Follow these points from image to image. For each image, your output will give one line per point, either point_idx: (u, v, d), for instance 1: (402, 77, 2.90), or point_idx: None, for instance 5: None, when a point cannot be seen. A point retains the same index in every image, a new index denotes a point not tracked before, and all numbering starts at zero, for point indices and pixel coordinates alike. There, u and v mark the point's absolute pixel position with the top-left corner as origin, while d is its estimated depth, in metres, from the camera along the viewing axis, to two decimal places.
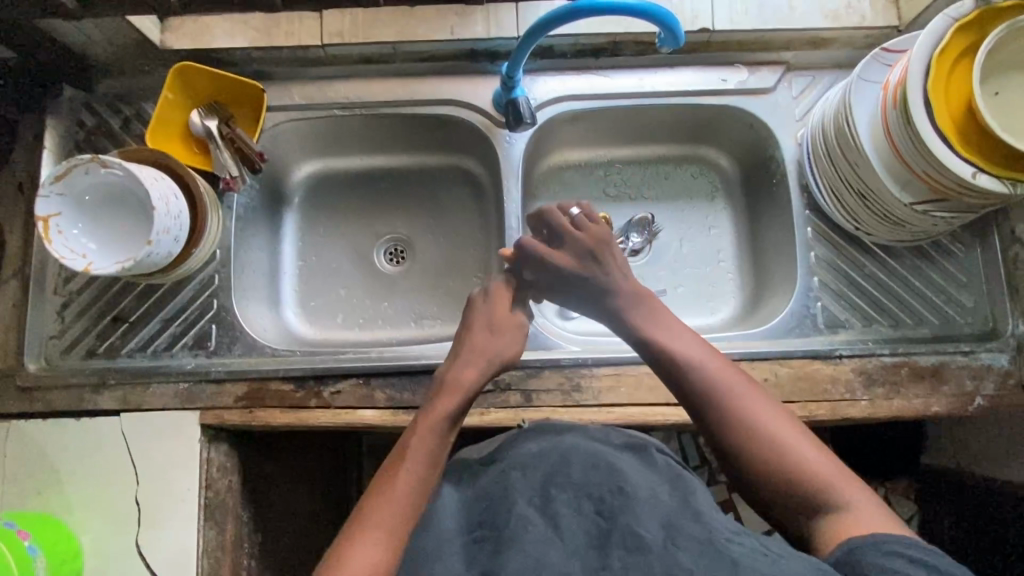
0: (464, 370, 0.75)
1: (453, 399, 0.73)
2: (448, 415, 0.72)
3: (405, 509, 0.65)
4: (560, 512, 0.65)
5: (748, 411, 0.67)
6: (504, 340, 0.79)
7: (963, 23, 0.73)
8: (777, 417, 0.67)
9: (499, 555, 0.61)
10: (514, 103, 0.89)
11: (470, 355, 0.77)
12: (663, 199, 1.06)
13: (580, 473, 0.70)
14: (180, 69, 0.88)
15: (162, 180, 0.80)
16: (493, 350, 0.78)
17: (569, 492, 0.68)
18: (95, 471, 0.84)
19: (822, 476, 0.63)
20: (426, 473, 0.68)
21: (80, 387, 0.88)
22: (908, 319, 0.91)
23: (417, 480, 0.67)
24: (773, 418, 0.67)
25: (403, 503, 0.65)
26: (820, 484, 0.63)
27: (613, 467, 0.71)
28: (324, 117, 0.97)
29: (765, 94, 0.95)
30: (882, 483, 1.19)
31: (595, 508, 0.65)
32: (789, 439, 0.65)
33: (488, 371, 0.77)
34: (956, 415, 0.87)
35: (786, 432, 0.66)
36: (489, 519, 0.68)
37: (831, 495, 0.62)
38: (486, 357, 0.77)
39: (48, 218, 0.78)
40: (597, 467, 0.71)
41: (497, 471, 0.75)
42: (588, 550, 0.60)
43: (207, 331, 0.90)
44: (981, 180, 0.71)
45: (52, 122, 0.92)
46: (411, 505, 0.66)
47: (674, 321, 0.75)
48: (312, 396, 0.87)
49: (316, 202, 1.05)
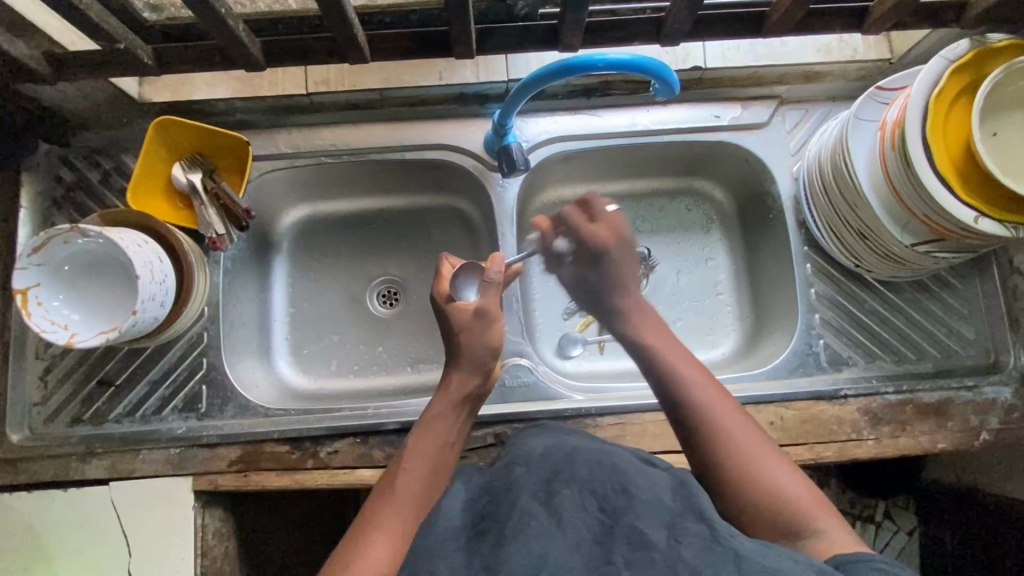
0: (455, 373, 0.74)
1: (446, 404, 0.73)
2: (444, 412, 0.73)
3: (414, 506, 0.64)
4: (565, 507, 0.56)
5: (723, 425, 0.66)
6: (489, 326, 0.76)
7: (959, 64, 0.72)
8: (748, 434, 0.65)
9: (499, 549, 0.53)
10: (506, 149, 0.87)
11: (467, 359, 0.75)
12: (658, 232, 1.04)
13: (586, 470, 0.61)
14: (160, 124, 0.84)
15: (146, 245, 0.77)
16: (486, 346, 0.75)
17: (574, 489, 0.59)
18: (83, 542, 0.80)
19: (797, 502, 0.60)
20: (429, 477, 0.67)
21: (68, 457, 0.85)
22: (910, 354, 0.90)
23: (421, 484, 0.66)
24: (750, 442, 0.65)
25: (412, 502, 0.64)
26: (789, 506, 0.60)
27: (617, 463, 0.62)
28: (311, 165, 0.94)
29: (758, 129, 0.94)
30: (884, 497, 1.17)
31: (599, 505, 0.57)
32: (763, 459, 0.63)
33: (484, 369, 0.76)
34: (962, 450, 0.87)
35: (758, 452, 0.64)
36: (494, 509, 0.59)
37: (800, 518, 0.59)
38: (479, 355, 0.75)
39: (27, 290, 0.75)
40: (602, 464, 0.62)
41: (501, 466, 0.66)
42: (591, 546, 0.53)
43: (197, 392, 0.88)
44: (983, 224, 0.70)
45: (28, 180, 0.89)
46: (420, 506, 0.65)
47: (668, 336, 0.76)
48: (309, 457, 0.85)
49: (306, 248, 1.02)
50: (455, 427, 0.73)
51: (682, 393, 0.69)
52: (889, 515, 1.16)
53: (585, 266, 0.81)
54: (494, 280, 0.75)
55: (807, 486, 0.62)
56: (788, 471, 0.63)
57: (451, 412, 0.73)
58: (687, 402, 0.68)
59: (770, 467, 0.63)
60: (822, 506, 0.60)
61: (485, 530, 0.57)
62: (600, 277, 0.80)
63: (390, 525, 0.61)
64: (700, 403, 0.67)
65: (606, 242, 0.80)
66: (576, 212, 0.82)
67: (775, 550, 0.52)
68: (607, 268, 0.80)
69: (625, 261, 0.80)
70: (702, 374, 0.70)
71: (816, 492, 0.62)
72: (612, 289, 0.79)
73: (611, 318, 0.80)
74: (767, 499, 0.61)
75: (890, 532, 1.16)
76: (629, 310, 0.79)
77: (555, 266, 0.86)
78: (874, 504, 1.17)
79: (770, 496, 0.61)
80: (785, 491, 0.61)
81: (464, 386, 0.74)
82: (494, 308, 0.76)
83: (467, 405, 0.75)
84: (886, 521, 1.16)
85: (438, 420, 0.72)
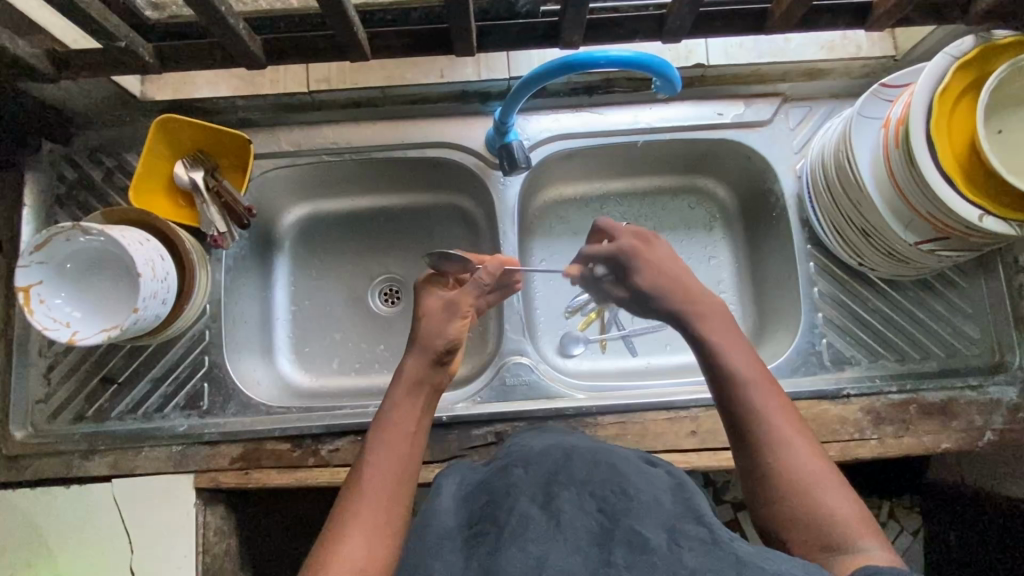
0: (413, 359, 0.72)
1: (405, 392, 0.71)
2: (403, 399, 0.71)
3: (385, 501, 0.63)
4: (564, 508, 0.56)
5: (773, 425, 0.64)
6: (448, 315, 0.75)
7: (964, 61, 0.71)
8: (797, 440, 0.63)
9: (497, 554, 0.53)
10: (507, 147, 0.87)
11: (424, 344, 0.73)
12: (660, 230, 1.04)
13: (584, 472, 0.61)
14: (163, 121, 0.84)
15: (147, 243, 0.77)
16: (442, 331, 0.74)
17: (573, 490, 0.58)
18: (86, 539, 0.81)
19: (839, 518, 0.59)
20: (393, 468, 0.65)
21: (70, 454, 0.86)
22: (914, 353, 0.89)
23: (384, 474, 0.65)
24: (798, 447, 0.63)
25: (382, 497, 0.63)
26: (830, 519, 0.59)
27: (614, 464, 0.62)
28: (314, 163, 0.94)
29: (761, 127, 0.94)
30: (887, 497, 1.14)
31: (598, 506, 0.56)
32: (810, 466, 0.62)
33: (438, 353, 0.73)
34: (966, 450, 0.86)
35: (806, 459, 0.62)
36: (492, 513, 0.58)
37: (838, 533, 0.58)
38: (433, 341, 0.73)
39: (30, 287, 0.75)
40: (600, 465, 0.62)
41: (498, 467, 0.66)
42: (589, 548, 0.53)
43: (199, 390, 0.88)
44: (988, 223, 0.69)
45: (31, 178, 0.89)
46: (391, 499, 0.64)
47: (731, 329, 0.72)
48: (310, 455, 0.85)
49: (307, 246, 1.02)
50: (417, 412, 0.71)
51: (742, 396, 0.66)
52: (894, 515, 1.13)
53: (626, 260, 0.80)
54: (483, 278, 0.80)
55: (851, 502, 0.60)
56: (834, 483, 0.61)
57: (411, 400, 0.71)
58: (739, 395, 0.66)
59: (820, 478, 0.61)
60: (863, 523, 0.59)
61: (484, 532, 0.56)
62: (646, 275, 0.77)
63: (362, 522, 0.61)
64: (759, 408, 0.65)
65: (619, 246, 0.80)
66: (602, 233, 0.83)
67: (776, 554, 0.52)
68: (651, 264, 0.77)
69: (662, 253, 0.79)
70: (766, 379, 0.67)
71: (860, 509, 0.60)
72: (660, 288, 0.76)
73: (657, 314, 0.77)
74: (812, 512, 0.59)
75: (894, 532, 1.13)
76: (687, 311, 0.74)
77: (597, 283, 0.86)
78: (877, 504, 1.14)
79: (815, 512, 0.59)
80: (827, 504, 0.59)
81: (420, 372, 0.72)
82: (454, 298, 0.76)
83: (425, 391, 0.73)
84: (891, 521, 1.13)
85: (397, 409, 0.70)
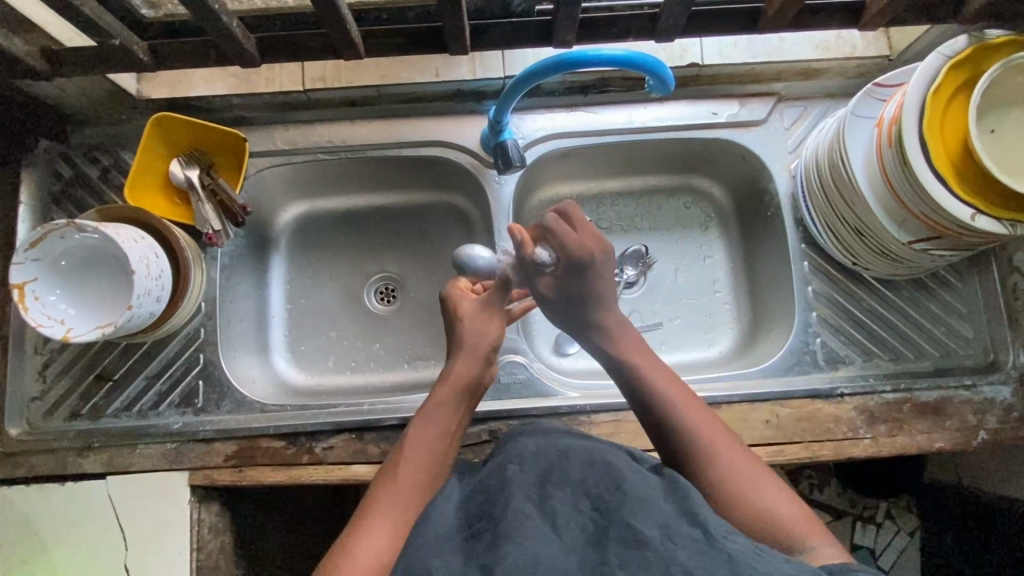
0: (459, 362, 0.75)
1: (448, 393, 0.73)
2: (445, 401, 0.73)
3: (415, 492, 0.64)
4: (558, 510, 0.56)
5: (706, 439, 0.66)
6: (490, 317, 0.78)
7: (958, 60, 0.71)
8: (731, 449, 0.65)
9: (498, 546, 0.53)
10: (502, 146, 0.87)
11: (470, 348, 0.76)
12: (655, 230, 1.04)
13: (579, 471, 0.61)
14: (160, 120, 0.85)
15: (142, 240, 0.78)
16: (486, 335, 0.77)
17: (567, 490, 0.59)
18: (81, 536, 0.81)
19: (783, 519, 0.60)
20: (429, 468, 0.67)
21: (65, 451, 0.86)
22: (908, 353, 0.89)
23: (421, 474, 0.66)
24: (733, 455, 0.64)
25: (412, 487, 0.64)
26: (774, 522, 0.60)
27: (610, 462, 0.62)
28: (309, 161, 0.94)
29: (756, 126, 0.94)
30: (885, 497, 1.13)
31: (592, 506, 0.57)
32: (747, 473, 0.63)
33: (483, 357, 0.76)
34: (960, 449, 0.86)
35: (743, 466, 0.64)
36: (489, 509, 0.58)
37: (785, 535, 0.59)
38: (480, 343, 0.76)
39: (24, 284, 0.76)
40: (595, 464, 0.62)
41: (493, 465, 0.66)
42: (584, 548, 0.53)
43: (194, 387, 0.88)
44: (980, 222, 0.69)
45: (27, 176, 0.89)
46: (420, 490, 0.65)
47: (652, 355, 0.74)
48: (304, 452, 0.85)
49: (303, 245, 1.03)
50: (456, 416, 0.73)
51: (671, 419, 0.68)
52: (891, 516, 1.12)
53: (563, 284, 0.73)
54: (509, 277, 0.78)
55: (792, 502, 0.62)
56: (774, 485, 0.63)
57: (452, 401, 0.73)
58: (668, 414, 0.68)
59: (759, 483, 0.62)
60: (807, 522, 0.60)
61: (481, 531, 0.56)
62: (577, 289, 0.73)
63: (393, 510, 0.62)
64: (690, 426, 0.66)
65: (590, 251, 0.71)
66: (558, 220, 0.72)
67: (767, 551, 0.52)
68: (588, 281, 0.72)
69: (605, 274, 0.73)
70: (693, 400, 0.69)
71: (804, 508, 0.62)
72: (587, 306, 0.74)
73: (590, 333, 0.75)
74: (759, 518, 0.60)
75: (891, 534, 1.12)
76: (610, 328, 0.75)
77: (531, 277, 0.76)
78: (874, 504, 1.13)
79: (760, 516, 0.60)
80: (770, 507, 0.61)
81: (466, 375, 0.74)
82: (493, 298, 0.79)
83: (467, 396, 0.74)
84: (887, 522, 1.12)
85: (439, 409, 0.72)
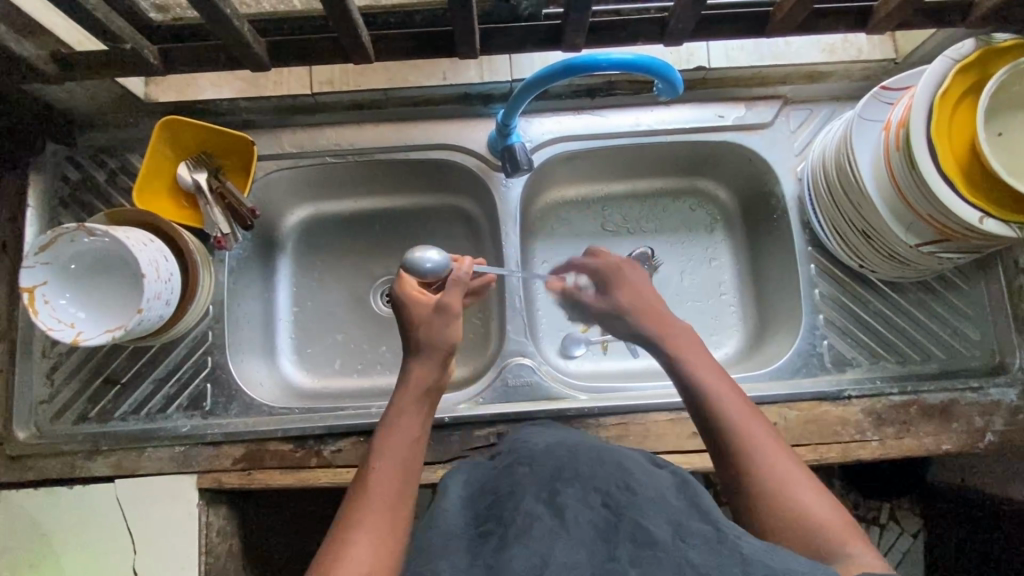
0: (416, 367, 0.70)
1: (411, 399, 0.69)
2: (410, 406, 0.69)
3: (387, 506, 0.61)
4: (568, 503, 0.56)
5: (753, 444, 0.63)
6: (449, 322, 0.72)
7: (964, 64, 0.72)
8: (778, 457, 0.62)
9: (503, 550, 0.52)
10: (510, 150, 0.87)
11: (427, 351, 0.71)
12: (662, 232, 1.04)
13: (589, 469, 0.60)
14: (165, 122, 0.84)
15: (151, 243, 0.78)
16: (441, 337, 0.71)
17: (577, 487, 0.58)
18: (89, 539, 0.81)
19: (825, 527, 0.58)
20: (402, 474, 0.64)
21: (73, 454, 0.86)
22: (915, 354, 0.90)
23: (392, 480, 0.63)
24: (774, 460, 0.62)
25: (383, 502, 0.61)
26: (815, 531, 0.58)
27: (622, 463, 0.62)
28: (315, 164, 0.94)
29: (762, 129, 0.94)
30: (888, 500, 1.15)
31: (603, 502, 0.56)
32: (787, 478, 0.61)
33: (442, 356, 0.71)
34: (967, 451, 0.86)
35: (785, 474, 0.61)
36: (498, 511, 0.58)
37: (824, 544, 0.57)
38: (435, 344, 0.71)
39: (34, 287, 0.76)
40: (605, 462, 0.62)
41: (505, 464, 0.65)
42: (593, 542, 0.52)
43: (201, 391, 0.88)
44: (988, 225, 0.70)
45: (34, 179, 0.89)
46: (395, 500, 0.62)
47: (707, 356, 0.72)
48: (312, 455, 0.85)
49: (309, 248, 1.03)
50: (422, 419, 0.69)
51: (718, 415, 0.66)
52: (893, 517, 1.15)
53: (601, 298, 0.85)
54: (461, 279, 0.74)
55: (834, 511, 0.59)
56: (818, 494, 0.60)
57: (415, 406, 0.69)
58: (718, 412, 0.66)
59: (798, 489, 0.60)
60: (848, 531, 0.58)
61: (488, 532, 0.56)
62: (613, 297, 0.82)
63: (368, 528, 0.59)
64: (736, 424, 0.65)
65: (615, 273, 0.85)
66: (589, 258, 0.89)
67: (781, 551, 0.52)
68: (626, 288, 0.82)
69: (641, 283, 0.83)
70: (740, 400, 0.67)
71: (845, 520, 0.59)
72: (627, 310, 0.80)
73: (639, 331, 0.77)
74: (795, 525, 0.58)
75: (894, 534, 1.15)
76: (658, 326, 0.76)
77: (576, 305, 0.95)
78: (877, 506, 1.16)
79: (796, 519, 0.58)
80: (811, 514, 0.58)
81: (425, 377, 0.70)
82: (452, 303, 0.72)
83: (430, 397, 0.71)
84: (890, 523, 1.16)
85: (403, 416, 0.68)
